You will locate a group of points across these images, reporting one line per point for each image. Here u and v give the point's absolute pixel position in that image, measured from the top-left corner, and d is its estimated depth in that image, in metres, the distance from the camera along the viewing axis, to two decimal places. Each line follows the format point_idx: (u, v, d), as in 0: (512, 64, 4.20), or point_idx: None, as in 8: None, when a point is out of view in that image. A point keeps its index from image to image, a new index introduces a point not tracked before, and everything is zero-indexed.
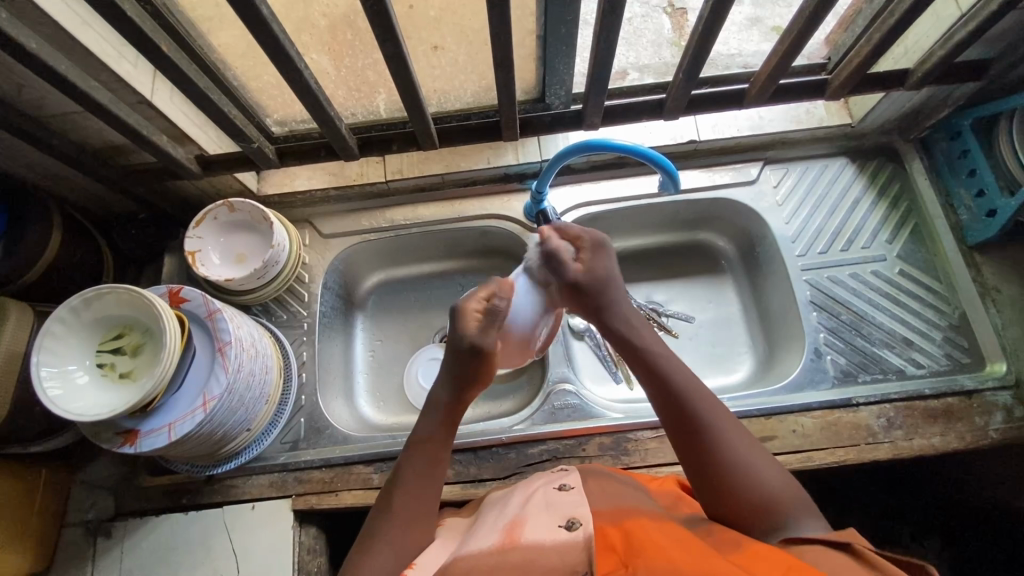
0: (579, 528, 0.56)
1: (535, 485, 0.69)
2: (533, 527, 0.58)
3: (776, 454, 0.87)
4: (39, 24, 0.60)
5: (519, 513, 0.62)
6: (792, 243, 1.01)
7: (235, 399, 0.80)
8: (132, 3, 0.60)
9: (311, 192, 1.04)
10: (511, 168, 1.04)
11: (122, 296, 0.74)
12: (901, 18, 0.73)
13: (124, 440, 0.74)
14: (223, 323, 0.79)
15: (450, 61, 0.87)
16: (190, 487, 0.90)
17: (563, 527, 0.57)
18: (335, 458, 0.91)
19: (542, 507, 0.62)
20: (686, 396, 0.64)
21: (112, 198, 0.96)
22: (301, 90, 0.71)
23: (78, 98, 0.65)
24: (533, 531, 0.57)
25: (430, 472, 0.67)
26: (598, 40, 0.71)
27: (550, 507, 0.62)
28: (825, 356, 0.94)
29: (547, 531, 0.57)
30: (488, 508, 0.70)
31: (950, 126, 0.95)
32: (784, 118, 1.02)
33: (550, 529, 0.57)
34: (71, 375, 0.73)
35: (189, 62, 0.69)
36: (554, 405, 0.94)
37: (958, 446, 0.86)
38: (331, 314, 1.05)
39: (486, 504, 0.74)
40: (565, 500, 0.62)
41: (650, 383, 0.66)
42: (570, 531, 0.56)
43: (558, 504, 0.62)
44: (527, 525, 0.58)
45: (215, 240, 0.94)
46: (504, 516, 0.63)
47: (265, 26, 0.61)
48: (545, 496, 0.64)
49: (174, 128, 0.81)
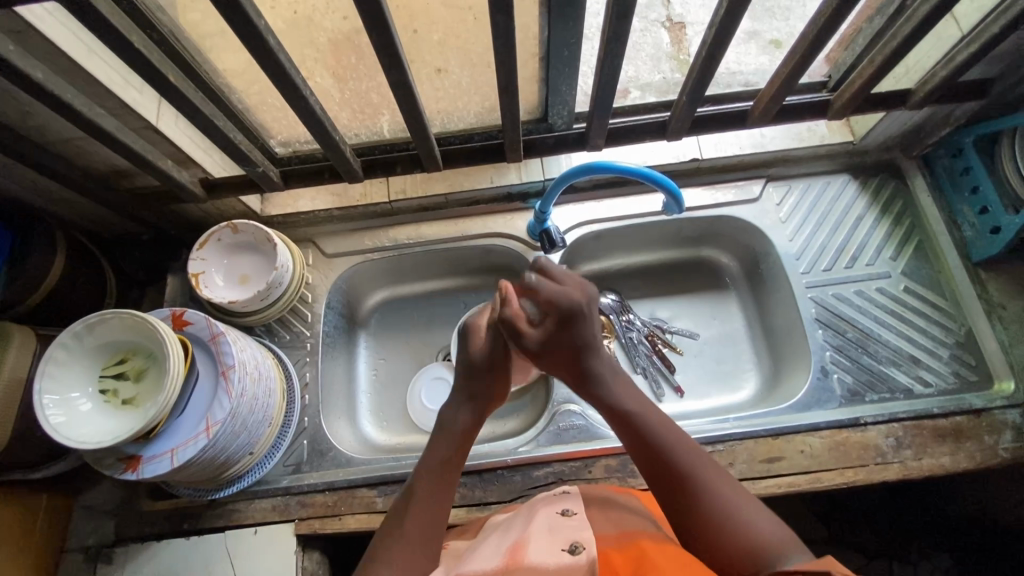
0: (581, 552, 0.56)
1: (537, 509, 0.68)
2: (534, 550, 0.57)
3: (785, 475, 0.86)
4: (45, 53, 0.60)
5: (521, 536, 0.61)
6: (796, 261, 1.01)
7: (239, 423, 0.80)
8: (139, 35, 0.60)
9: (314, 212, 1.04)
10: (514, 187, 1.05)
11: (125, 321, 0.74)
12: (903, 41, 0.73)
13: (126, 466, 0.74)
14: (227, 346, 0.79)
15: (453, 83, 0.88)
16: (192, 512, 0.90)
17: (566, 550, 0.56)
18: (338, 481, 0.90)
19: (545, 531, 0.61)
20: (657, 439, 0.64)
21: (115, 220, 0.97)
22: (307, 116, 0.72)
23: (85, 126, 0.66)
24: (535, 553, 0.56)
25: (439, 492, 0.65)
26: (602, 63, 0.71)
27: (551, 531, 0.61)
28: (832, 375, 0.93)
29: (550, 554, 0.56)
30: (488, 532, 0.69)
31: (952, 143, 0.95)
32: (785, 137, 1.03)
33: (553, 553, 0.56)
34: (73, 402, 0.72)
35: (195, 89, 0.69)
36: (559, 426, 0.93)
37: (968, 466, 0.85)
38: (335, 334, 1.04)
39: (489, 527, 0.72)
40: (568, 525, 0.61)
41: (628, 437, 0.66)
42: (573, 555, 0.55)
43: (560, 528, 0.61)
44: (529, 548, 0.57)
45: (219, 261, 0.94)
46: (506, 540, 0.62)
47: (272, 56, 0.61)
48: (547, 519, 0.63)
49: (178, 152, 0.82)
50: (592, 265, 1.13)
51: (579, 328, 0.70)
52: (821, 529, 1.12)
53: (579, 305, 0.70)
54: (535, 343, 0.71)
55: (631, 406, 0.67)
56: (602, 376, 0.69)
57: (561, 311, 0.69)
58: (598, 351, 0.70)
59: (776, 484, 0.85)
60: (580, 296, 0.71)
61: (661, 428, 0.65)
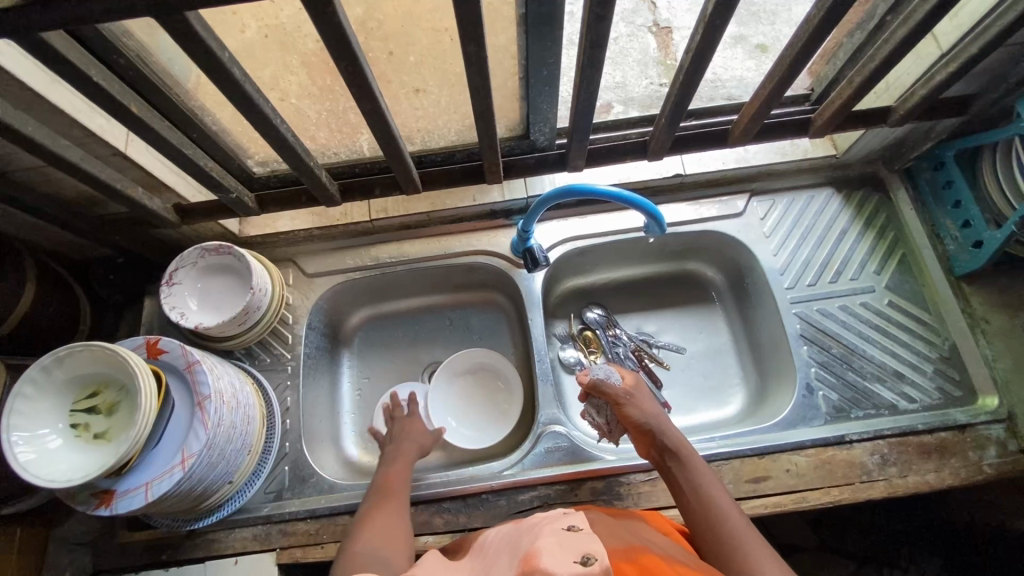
0: (594, 562, 0.48)
1: (541, 526, 0.60)
2: (545, 559, 0.49)
3: (771, 495, 0.85)
4: (6, 85, 0.58)
5: (530, 548, 0.53)
6: (780, 276, 1.00)
7: (216, 453, 0.78)
8: (99, 69, 0.58)
9: (294, 233, 1.03)
10: (498, 205, 1.04)
11: (96, 354, 0.72)
12: (880, 63, 0.72)
13: (100, 501, 0.72)
14: (202, 375, 0.77)
15: (432, 102, 0.86)
16: (170, 543, 0.88)
17: (577, 561, 0.48)
18: (320, 509, 0.88)
19: (555, 543, 0.53)
20: (717, 507, 0.69)
21: (89, 244, 0.94)
22: (278, 144, 0.70)
23: (48, 158, 0.64)
24: (544, 563, 0.48)
25: (394, 505, 0.77)
26: (579, 88, 0.70)
27: (560, 543, 0.53)
28: (818, 392, 0.93)
29: (561, 564, 0.48)
30: (495, 550, 0.61)
31: (934, 157, 0.96)
32: (768, 152, 1.03)
33: (564, 563, 0.48)
34: (42, 438, 0.70)
35: (160, 119, 0.67)
36: (545, 448, 0.91)
37: (953, 483, 0.85)
38: (316, 355, 1.03)
39: (485, 549, 0.64)
40: (579, 536, 0.54)
41: (693, 502, 0.71)
42: (585, 564, 0.48)
43: (571, 542, 0.53)
44: (540, 557, 0.50)
45: (193, 286, 0.91)
46: (517, 554, 0.54)
47: (238, 88, 0.59)
48: (554, 534, 0.56)
49: (149, 177, 0.80)
50: (579, 280, 1.13)
51: (645, 405, 0.82)
52: (811, 535, 1.13)
53: (636, 381, 0.87)
54: (615, 388, 0.84)
55: (699, 481, 0.73)
56: (667, 429, 0.79)
57: (632, 380, 0.86)
58: (667, 419, 0.81)
59: (763, 505, 0.85)
60: (631, 377, 0.87)
61: (720, 499, 0.70)
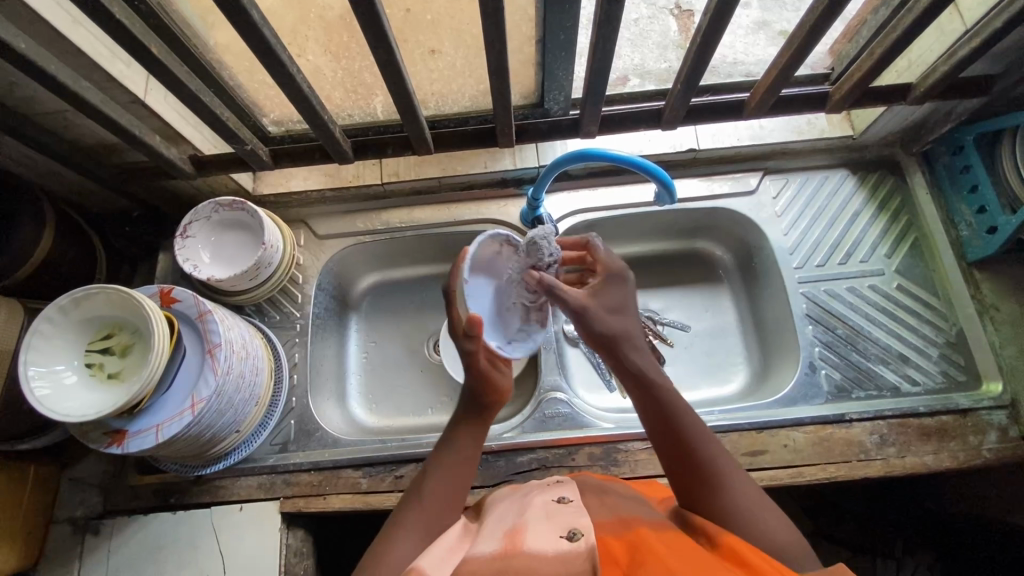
0: (580, 538, 0.50)
1: (530, 496, 0.62)
2: (530, 536, 0.51)
3: (768, 468, 0.86)
4: (30, 22, 0.59)
5: (519, 520, 0.55)
6: (790, 255, 1.00)
7: (224, 401, 0.80)
8: (121, 7, 0.59)
9: (307, 193, 1.04)
10: (509, 173, 1.04)
11: (112, 296, 0.74)
12: (903, 35, 0.71)
13: (111, 440, 0.74)
14: (213, 324, 0.79)
15: (448, 64, 0.86)
16: (178, 487, 0.91)
17: (564, 537, 0.51)
18: (323, 462, 0.91)
19: (542, 516, 0.55)
20: (691, 438, 0.63)
21: (106, 195, 0.96)
22: (294, 94, 0.71)
23: (69, 98, 0.65)
24: (532, 540, 0.50)
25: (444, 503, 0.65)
26: (595, 51, 0.69)
27: (547, 516, 0.55)
28: (820, 371, 0.93)
29: (548, 540, 0.50)
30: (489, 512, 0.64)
31: (953, 141, 0.94)
32: (785, 129, 1.01)
33: (551, 539, 0.50)
34: (58, 374, 0.72)
35: (180, 65, 0.67)
36: (545, 413, 0.93)
37: (951, 465, 0.85)
38: (325, 315, 1.05)
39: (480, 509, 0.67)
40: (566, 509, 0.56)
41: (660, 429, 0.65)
42: (571, 540, 0.50)
43: (560, 514, 0.55)
44: (526, 533, 0.52)
45: (206, 239, 0.93)
46: (505, 523, 0.56)
47: (257, 32, 0.60)
48: (543, 506, 0.58)
49: (167, 127, 0.81)
50: None
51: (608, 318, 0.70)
52: (807, 523, 1.14)
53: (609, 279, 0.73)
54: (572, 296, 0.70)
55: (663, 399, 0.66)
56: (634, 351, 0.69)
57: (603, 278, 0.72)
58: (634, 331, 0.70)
59: (759, 477, 0.85)
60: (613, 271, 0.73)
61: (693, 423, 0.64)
